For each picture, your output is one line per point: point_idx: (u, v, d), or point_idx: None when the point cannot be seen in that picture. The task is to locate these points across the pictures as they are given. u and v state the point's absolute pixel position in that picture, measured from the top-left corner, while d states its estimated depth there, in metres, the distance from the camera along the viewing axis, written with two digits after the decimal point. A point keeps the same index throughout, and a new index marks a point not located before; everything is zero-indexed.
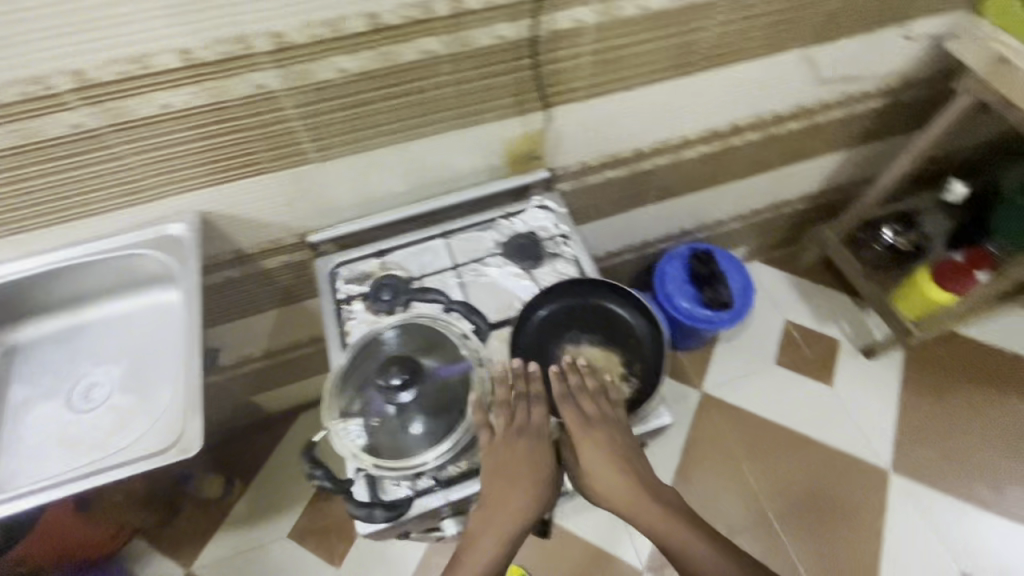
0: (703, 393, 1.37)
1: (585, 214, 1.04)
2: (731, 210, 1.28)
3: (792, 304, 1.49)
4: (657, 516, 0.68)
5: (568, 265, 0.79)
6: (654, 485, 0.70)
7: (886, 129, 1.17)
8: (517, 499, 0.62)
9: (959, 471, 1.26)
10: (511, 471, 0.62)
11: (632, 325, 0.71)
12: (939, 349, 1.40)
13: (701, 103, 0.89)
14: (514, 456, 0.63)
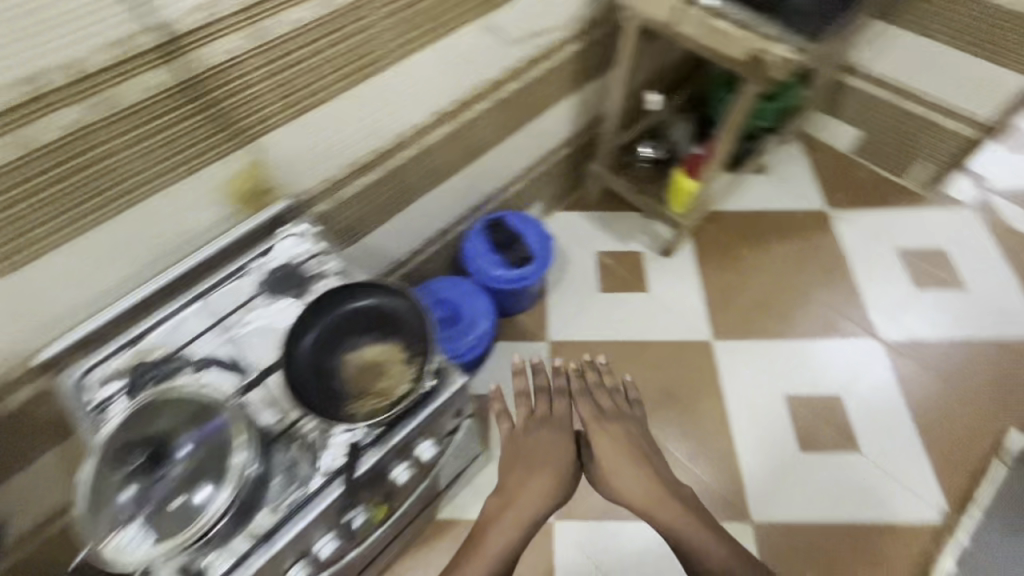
0: (551, 342, 1.47)
1: (363, 221, 1.06)
2: (504, 175, 1.38)
3: (597, 235, 1.66)
4: (644, 483, 1.07)
5: (331, 279, 0.80)
6: (673, 489, 1.09)
7: (588, 75, 1.34)
8: (547, 470, 1.05)
9: (760, 313, 1.51)
10: (548, 443, 1.07)
11: (392, 308, 0.74)
12: (713, 227, 1.65)
13: (407, 91, 0.94)
14: (551, 435, 1.08)
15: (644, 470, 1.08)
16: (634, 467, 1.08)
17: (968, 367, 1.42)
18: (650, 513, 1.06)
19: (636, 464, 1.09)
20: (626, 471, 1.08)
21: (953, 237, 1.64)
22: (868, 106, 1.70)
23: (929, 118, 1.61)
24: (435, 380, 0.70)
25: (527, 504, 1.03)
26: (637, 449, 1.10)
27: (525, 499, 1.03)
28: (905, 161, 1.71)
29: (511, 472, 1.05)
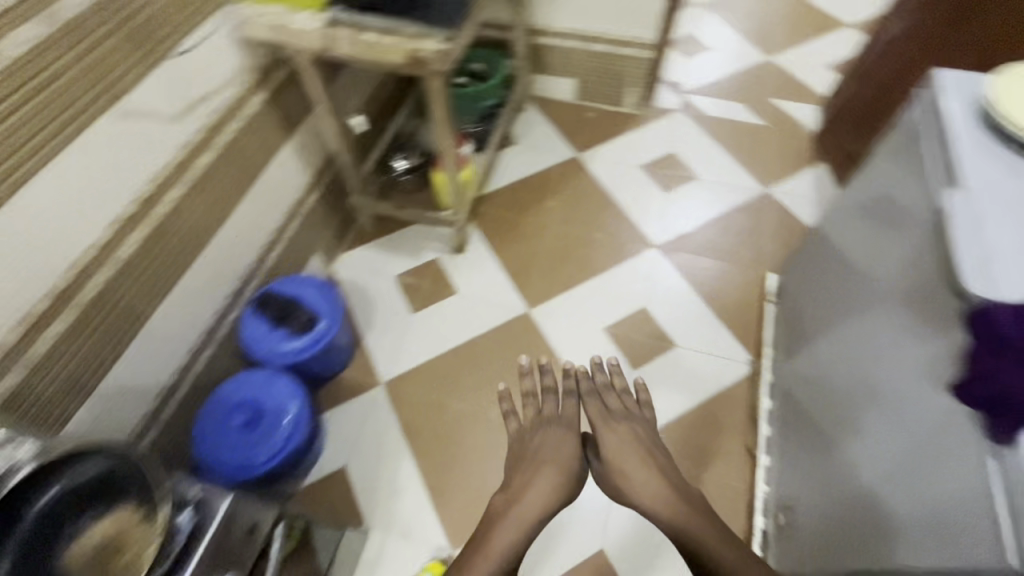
0: (384, 382, 1.42)
1: (80, 365, 0.92)
2: (254, 247, 1.29)
3: (389, 261, 1.64)
4: (644, 479, 1.04)
5: (28, 470, 0.66)
6: (690, 494, 1.03)
7: (294, 121, 1.30)
8: (547, 466, 1.08)
9: (558, 268, 1.62)
10: (556, 440, 1.11)
11: (100, 472, 0.71)
12: (490, 212, 1.74)
13: (52, 212, 0.83)
14: (555, 435, 1.12)
15: (642, 462, 1.06)
16: (639, 460, 1.06)
17: (724, 239, 1.68)
18: (650, 506, 1.01)
19: (635, 458, 1.06)
20: (624, 465, 1.06)
21: (675, 140, 1.92)
22: (569, 58, 1.89)
23: (618, 51, 1.84)
24: (193, 514, 0.76)
25: (527, 500, 1.04)
26: (636, 440, 1.09)
27: (529, 498, 1.04)
28: (618, 91, 1.96)
29: (520, 471, 1.09)
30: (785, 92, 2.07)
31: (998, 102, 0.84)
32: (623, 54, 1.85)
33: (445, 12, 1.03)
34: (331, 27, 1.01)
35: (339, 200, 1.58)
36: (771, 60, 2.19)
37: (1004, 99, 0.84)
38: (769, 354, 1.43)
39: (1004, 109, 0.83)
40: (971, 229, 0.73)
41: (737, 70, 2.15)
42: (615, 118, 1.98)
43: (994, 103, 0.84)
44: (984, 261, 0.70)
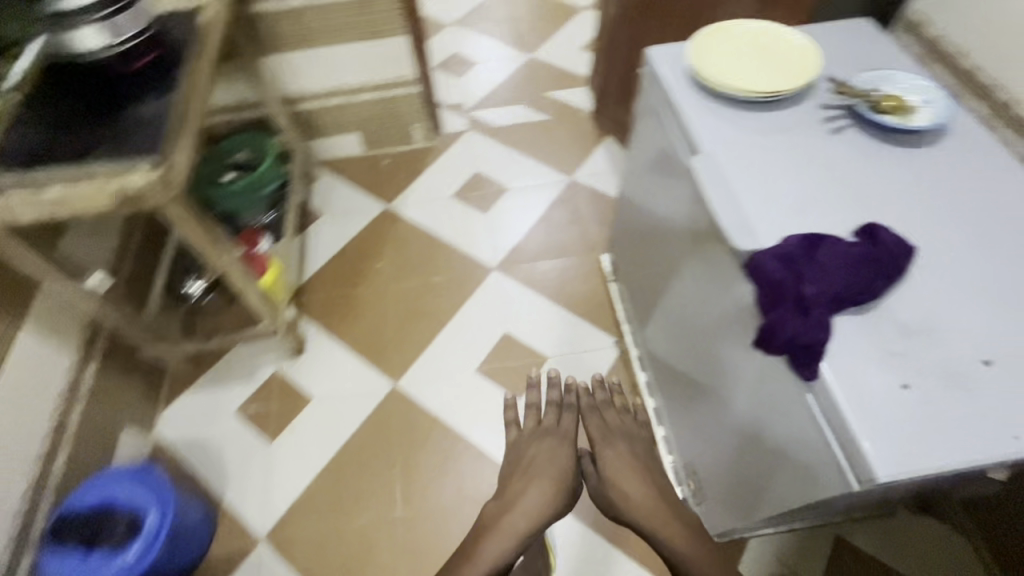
0: (266, 538, 1.24)
1: None
2: (25, 470, 1.02)
3: (222, 398, 1.43)
4: (639, 496, 0.99)
5: None
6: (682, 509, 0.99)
7: (21, 306, 1.05)
8: (548, 483, 1.02)
9: (410, 329, 1.54)
10: (560, 453, 1.07)
11: None
12: (319, 299, 1.60)
13: None
14: (556, 448, 1.08)
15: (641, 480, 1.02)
16: (642, 475, 1.03)
17: (552, 238, 1.72)
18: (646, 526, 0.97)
19: (633, 474, 1.03)
20: (623, 480, 1.03)
21: (476, 160, 1.93)
22: (338, 115, 1.78)
23: (386, 93, 1.75)
24: None
25: (520, 512, 0.99)
26: (635, 453, 1.07)
27: (529, 508, 0.99)
28: (403, 129, 1.90)
29: (515, 479, 1.05)
30: (556, 82, 2.19)
31: (699, 62, 0.91)
32: (394, 94, 1.76)
33: (142, 135, 0.88)
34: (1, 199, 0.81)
35: (133, 357, 1.31)
36: (533, 57, 2.30)
37: (702, 59, 0.92)
38: (628, 328, 1.51)
39: (706, 68, 0.90)
40: (721, 188, 0.78)
41: (508, 75, 2.23)
42: (412, 158, 1.94)
43: (697, 65, 0.91)
44: (741, 215, 0.75)
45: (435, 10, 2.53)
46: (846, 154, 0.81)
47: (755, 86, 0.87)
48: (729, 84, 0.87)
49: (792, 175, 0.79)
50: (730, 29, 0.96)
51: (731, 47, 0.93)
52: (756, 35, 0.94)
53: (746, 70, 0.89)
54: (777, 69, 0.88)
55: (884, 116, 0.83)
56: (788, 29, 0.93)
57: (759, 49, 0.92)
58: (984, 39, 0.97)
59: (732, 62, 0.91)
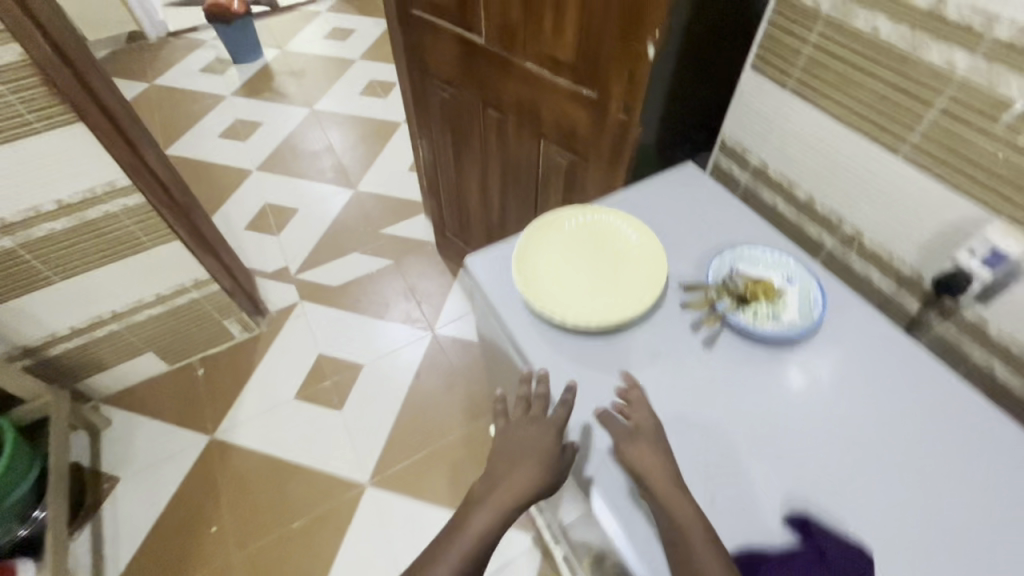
0: None
1: None
2: None
3: None
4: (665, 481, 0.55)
5: None
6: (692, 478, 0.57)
7: None
8: (521, 467, 0.59)
9: None
10: (533, 434, 0.61)
11: None
12: None
13: None
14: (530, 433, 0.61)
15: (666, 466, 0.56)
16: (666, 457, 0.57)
17: (426, 417, 1.45)
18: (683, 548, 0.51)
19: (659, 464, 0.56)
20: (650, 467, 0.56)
21: (315, 339, 1.61)
22: (116, 346, 1.38)
23: (175, 305, 1.39)
24: None
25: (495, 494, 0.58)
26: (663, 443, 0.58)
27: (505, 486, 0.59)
28: (213, 330, 1.52)
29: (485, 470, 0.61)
30: (390, 216, 1.97)
31: (530, 285, 0.71)
32: (183, 303, 1.40)
33: None
34: None
35: None
36: (357, 191, 2.07)
37: (533, 278, 0.72)
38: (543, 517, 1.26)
39: (540, 295, 0.70)
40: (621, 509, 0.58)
41: (333, 221, 1.96)
42: (232, 358, 1.56)
43: (529, 290, 0.71)
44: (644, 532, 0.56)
45: (233, 157, 2.21)
46: (734, 391, 0.65)
47: (603, 314, 0.69)
48: (572, 315, 0.69)
49: (690, 448, 0.60)
50: (553, 223, 0.78)
51: (562, 255, 0.75)
52: (585, 230, 0.78)
53: (586, 289, 0.72)
54: (620, 282, 0.72)
55: (753, 320, 0.69)
56: (618, 217, 0.78)
57: (593, 253, 0.75)
58: (804, 169, 0.88)
59: (567, 280, 0.73)
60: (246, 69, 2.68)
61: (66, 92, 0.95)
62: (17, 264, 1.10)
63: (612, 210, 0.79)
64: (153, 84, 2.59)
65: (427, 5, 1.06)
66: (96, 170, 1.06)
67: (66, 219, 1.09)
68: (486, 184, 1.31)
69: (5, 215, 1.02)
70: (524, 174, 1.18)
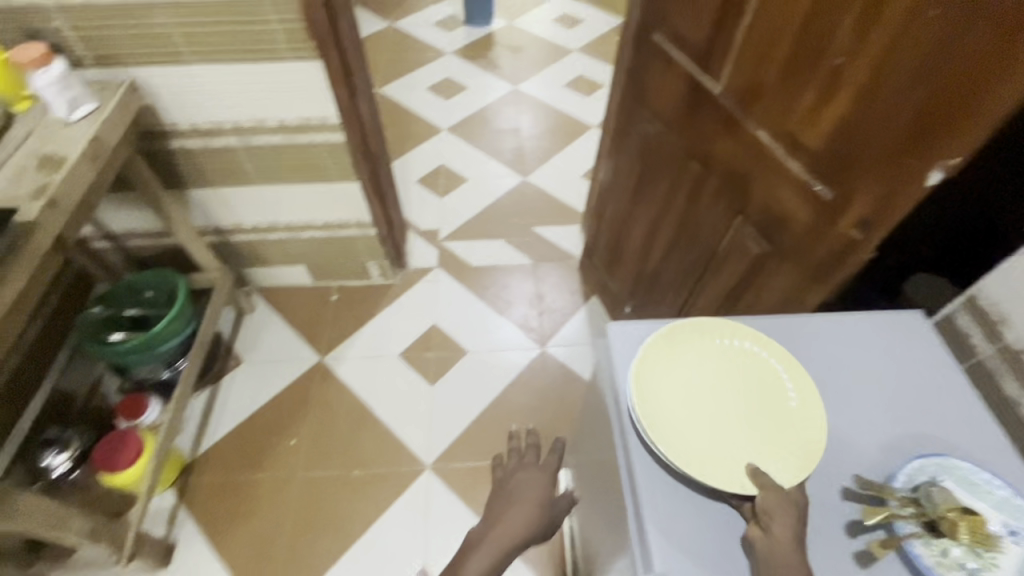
0: None
1: None
2: None
3: None
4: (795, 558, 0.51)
5: None
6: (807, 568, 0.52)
7: None
8: (515, 508, 0.63)
9: (307, 545, 1.24)
10: (530, 481, 0.66)
11: None
12: (206, 487, 1.31)
13: None
14: (525, 482, 0.66)
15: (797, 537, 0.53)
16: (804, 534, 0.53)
17: (499, 429, 1.42)
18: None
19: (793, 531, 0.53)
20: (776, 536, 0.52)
21: (435, 308, 1.66)
22: (280, 250, 1.55)
23: (335, 234, 1.51)
24: None
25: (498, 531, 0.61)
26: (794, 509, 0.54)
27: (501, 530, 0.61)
28: (357, 265, 1.63)
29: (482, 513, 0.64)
30: (546, 216, 1.94)
31: (650, 396, 0.62)
32: (342, 236, 1.52)
33: None
34: None
35: None
36: (525, 180, 2.07)
37: (655, 390, 0.63)
38: None
39: (658, 415, 0.61)
40: None
41: (492, 201, 1.99)
42: (363, 296, 1.67)
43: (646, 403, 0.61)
44: None
45: (430, 112, 2.34)
46: None
47: (727, 471, 0.57)
48: (689, 457, 0.58)
49: None
50: (698, 335, 0.67)
51: (699, 375, 0.65)
52: (734, 358, 0.66)
53: (712, 429, 0.61)
54: (759, 437, 0.60)
55: (941, 565, 0.52)
56: (777, 360, 0.66)
57: (735, 387, 0.64)
58: None
59: (694, 408, 0.62)
60: (473, 32, 2.80)
61: (316, 32, 1.03)
62: (233, 159, 1.26)
63: (773, 346, 0.67)
64: (392, 26, 2.82)
65: (672, 33, 0.97)
66: (316, 103, 1.16)
67: (280, 137, 1.22)
68: (653, 230, 1.20)
69: (238, 120, 1.18)
70: (699, 241, 1.06)
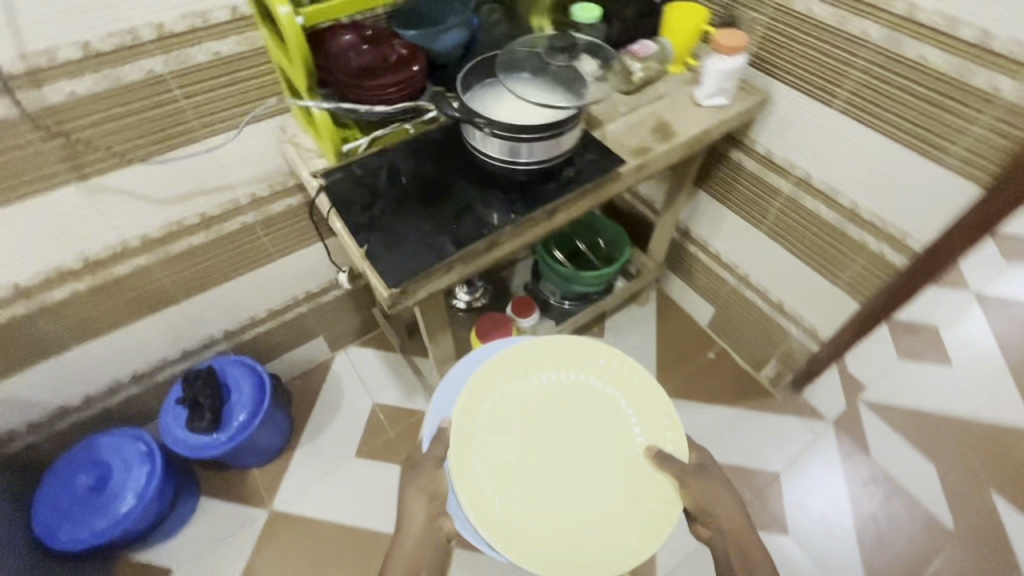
0: (271, 511, 1.28)
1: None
2: (226, 317, 1.20)
3: (379, 384, 1.47)
4: (728, 520, 0.77)
5: None
6: (726, 498, 0.77)
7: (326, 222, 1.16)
8: (411, 534, 0.75)
9: None
10: (416, 502, 0.77)
11: None
12: None
13: None
14: (418, 508, 0.77)
15: (723, 496, 0.77)
16: (721, 488, 0.77)
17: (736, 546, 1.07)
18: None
19: (721, 498, 0.77)
20: (705, 506, 0.76)
21: (792, 460, 1.35)
22: (711, 285, 1.46)
23: (775, 315, 1.32)
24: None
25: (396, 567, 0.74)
26: (701, 473, 0.77)
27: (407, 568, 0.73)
28: (760, 351, 1.43)
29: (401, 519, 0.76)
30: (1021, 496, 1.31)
31: (495, 515, 0.75)
32: (779, 324, 1.33)
33: (456, 223, 0.74)
34: (320, 192, 0.79)
35: (361, 306, 1.44)
36: None
37: (494, 491, 0.77)
38: None
39: (508, 513, 0.75)
40: None
41: (960, 415, 1.44)
42: (734, 379, 1.48)
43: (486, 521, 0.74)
44: None
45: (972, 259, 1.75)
46: None
47: (598, 530, 0.75)
48: (563, 544, 0.74)
49: None
50: (483, 376, 0.83)
51: (499, 422, 0.82)
52: (523, 385, 0.84)
53: (550, 474, 0.80)
54: (598, 459, 0.81)
55: None
56: (561, 355, 0.86)
57: (542, 415, 0.83)
58: None
59: (531, 471, 0.79)
60: None
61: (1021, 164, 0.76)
62: (769, 199, 1.16)
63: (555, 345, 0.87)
64: None
65: None
66: (918, 218, 0.92)
67: (836, 218, 1.05)
68: None
69: (816, 178, 1.04)
70: None
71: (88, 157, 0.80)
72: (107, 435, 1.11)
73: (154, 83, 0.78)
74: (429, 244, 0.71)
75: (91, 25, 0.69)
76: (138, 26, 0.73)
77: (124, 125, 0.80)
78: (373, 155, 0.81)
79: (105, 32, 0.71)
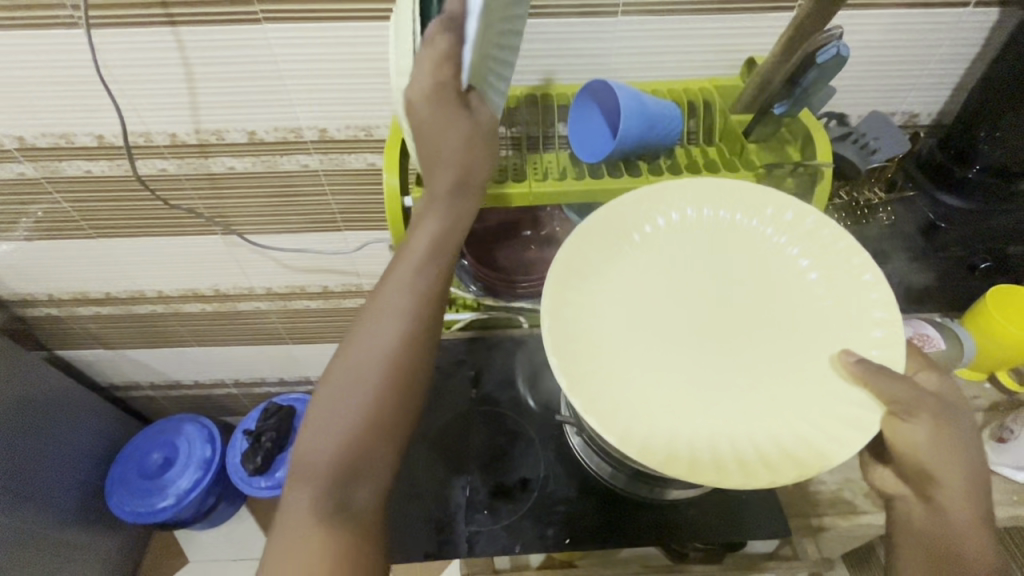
0: None
1: (134, 346, 1.10)
2: (325, 368, 1.19)
3: None
4: (962, 506, 0.42)
5: None
6: (966, 471, 0.42)
7: None
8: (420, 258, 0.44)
9: None
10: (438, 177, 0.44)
11: (62, 388, 1.06)
12: None
13: (144, 259, 0.88)
14: (433, 209, 0.45)
15: (964, 475, 0.42)
16: (959, 464, 0.42)
17: None
18: None
19: (964, 463, 0.42)
20: (928, 468, 0.42)
21: None
22: None
23: None
24: (61, 447, 1.06)
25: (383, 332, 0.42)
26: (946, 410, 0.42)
27: (396, 365, 0.41)
28: None
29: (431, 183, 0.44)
30: None
31: (616, 406, 0.44)
32: None
33: (512, 509, 0.56)
34: None
35: None
36: None
37: (614, 383, 0.45)
38: None
39: (636, 393, 0.45)
40: None
41: None
42: None
43: (604, 410, 0.44)
44: None
45: None
46: None
47: (783, 431, 0.44)
48: (716, 446, 0.43)
49: None
50: (589, 230, 0.50)
51: (621, 294, 0.49)
52: (651, 254, 0.50)
53: (699, 370, 0.46)
54: (781, 334, 0.47)
55: None
56: (721, 188, 0.51)
57: (684, 275, 0.50)
58: None
59: (667, 358, 0.47)
60: None
61: None
62: None
63: (710, 182, 0.51)
64: None
65: None
66: None
67: None
68: None
69: None
70: None
71: (234, 220, 0.81)
72: (194, 420, 1.21)
73: (308, 176, 0.75)
74: (442, 528, 0.55)
75: (261, 119, 0.68)
76: (303, 127, 0.69)
77: (272, 202, 0.78)
78: (461, 344, 0.66)
79: (272, 125, 0.68)
